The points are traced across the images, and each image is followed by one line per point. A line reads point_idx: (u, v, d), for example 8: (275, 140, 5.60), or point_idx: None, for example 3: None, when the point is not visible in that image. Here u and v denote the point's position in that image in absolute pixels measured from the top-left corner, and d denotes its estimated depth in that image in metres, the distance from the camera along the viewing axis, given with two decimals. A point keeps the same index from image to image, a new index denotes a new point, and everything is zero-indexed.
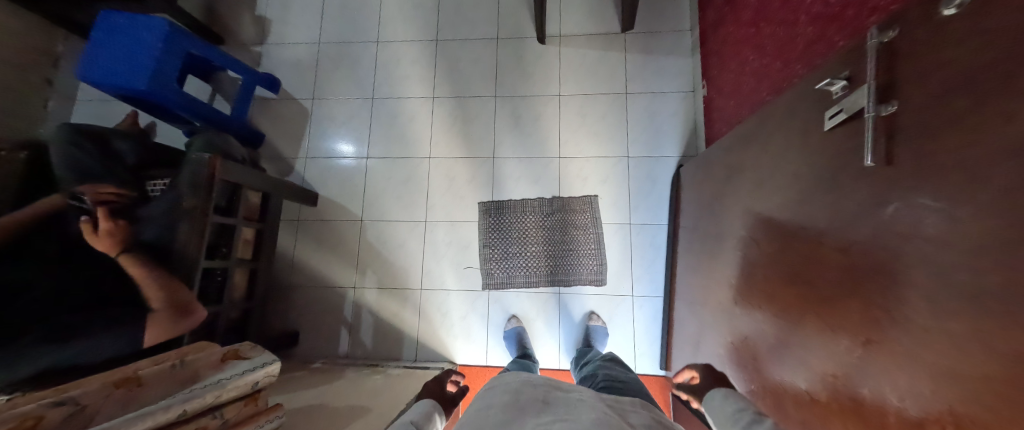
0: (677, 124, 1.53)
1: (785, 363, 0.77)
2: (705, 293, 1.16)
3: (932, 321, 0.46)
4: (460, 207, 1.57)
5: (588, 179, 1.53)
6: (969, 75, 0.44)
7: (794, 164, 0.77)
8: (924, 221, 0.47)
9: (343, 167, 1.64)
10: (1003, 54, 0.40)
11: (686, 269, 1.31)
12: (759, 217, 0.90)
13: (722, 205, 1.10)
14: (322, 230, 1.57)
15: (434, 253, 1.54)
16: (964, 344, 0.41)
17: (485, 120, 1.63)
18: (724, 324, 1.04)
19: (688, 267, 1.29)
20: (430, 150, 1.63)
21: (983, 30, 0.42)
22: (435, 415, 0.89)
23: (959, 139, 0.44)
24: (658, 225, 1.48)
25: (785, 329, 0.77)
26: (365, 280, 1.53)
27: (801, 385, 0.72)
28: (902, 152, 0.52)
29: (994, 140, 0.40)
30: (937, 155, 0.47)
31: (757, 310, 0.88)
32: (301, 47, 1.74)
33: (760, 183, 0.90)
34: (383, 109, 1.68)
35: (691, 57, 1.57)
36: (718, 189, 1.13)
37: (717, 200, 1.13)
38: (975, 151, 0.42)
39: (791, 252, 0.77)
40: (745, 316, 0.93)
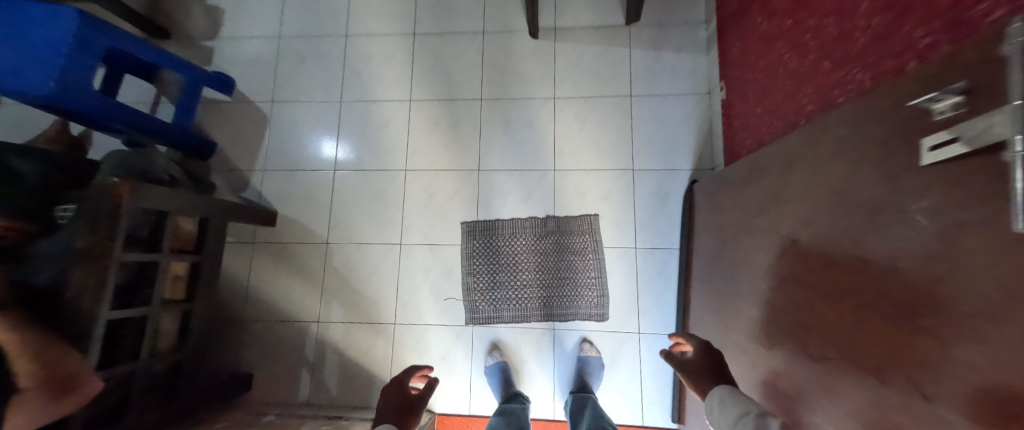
0: (690, 132, 1.32)
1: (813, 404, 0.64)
2: (727, 341, 0.97)
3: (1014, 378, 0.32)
4: (440, 228, 1.36)
5: (587, 195, 1.33)
6: None
7: (851, 203, 0.57)
8: None
9: (307, 181, 1.43)
10: None
11: (702, 304, 1.11)
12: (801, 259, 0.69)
13: (748, 238, 0.90)
14: (281, 254, 1.37)
15: (410, 280, 1.34)
16: None
17: (469, 126, 1.42)
18: (755, 385, 0.84)
19: (705, 303, 1.09)
20: (406, 161, 1.42)
21: None
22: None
23: None
24: (668, 250, 1.28)
25: (820, 374, 0.62)
26: (331, 312, 1.32)
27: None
28: None
29: None
30: None
31: (798, 379, 0.69)
32: (258, 42, 1.51)
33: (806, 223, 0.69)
34: (352, 113, 1.46)
35: (706, 54, 1.36)
36: (743, 217, 0.93)
37: (741, 231, 0.93)
38: None
39: (824, 287, 0.62)
40: (779, 380, 0.74)
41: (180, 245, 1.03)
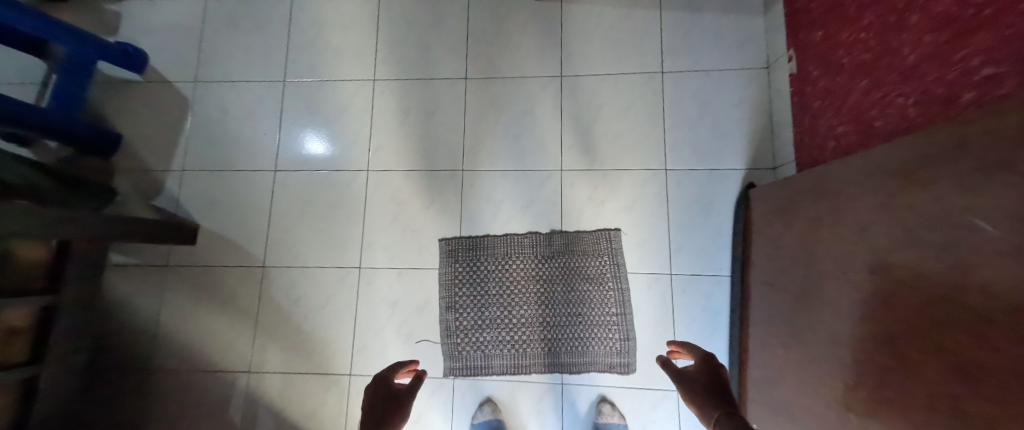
0: (743, 120, 1.00)
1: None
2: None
3: None
4: (412, 247, 1.04)
5: (605, 204, 1.01)
6: None
7: None
8: None
9: (239, 184, 1.09)
10: None
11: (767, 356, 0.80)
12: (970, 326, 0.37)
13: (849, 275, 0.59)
14: (204, 282, 1.04)
15: (371, 316, 1.02)
16: None
17: (451, 113, 1.09)
18: None
19: (771, 357, 0.78)
20: (368, 158, 1.09)
21: None
22: None
23: None
24: (715, 279, 0.95)
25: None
26: (266, 359, 1.00)
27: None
28: None
29: None
30: None
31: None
32: (179, 5, 1.17)
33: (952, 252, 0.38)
34: (299, 97, 1.13)
35: (763, 18, 1.03)
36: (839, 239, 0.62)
37: (839, 263, 0.61)
38: None
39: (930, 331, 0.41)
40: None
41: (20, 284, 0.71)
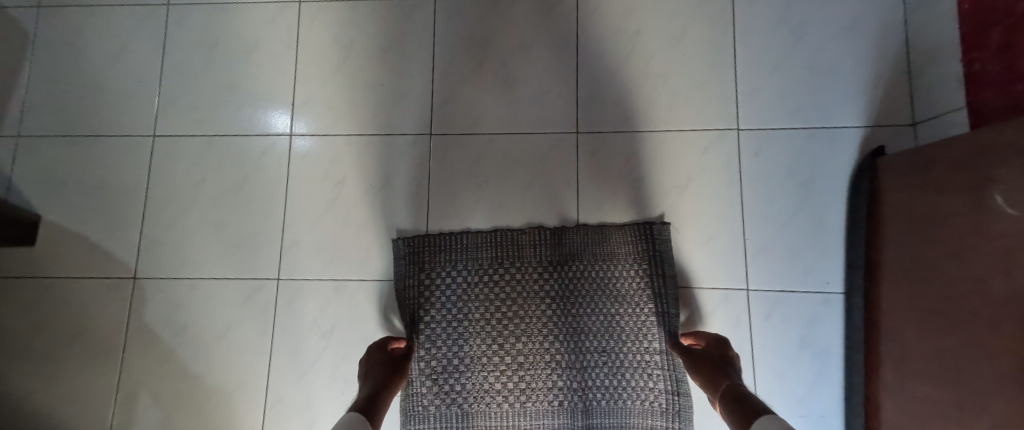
0: (858, 53, 0.65)
1: None
2: None
3: None
4: (356, 248, 0.70)
5: (645, 184, 0.66)
6: None
7: None
8: None
9: (100, 155, 0.74)
10: None
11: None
12: None
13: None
14: (47, 300, 0.70)
15: (291, 353, 0.68)
16: None
17: (413, 50, 0.74)
18: None
19: None
20: (292, 118, 0.74)
21: None
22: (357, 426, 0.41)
23: None
24: (821, 299, 0.62)
25: None
26: (133, 417, 0.67)
27: None
28: None
29: None
30: None
31: None
32: None
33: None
34: (194, 31, 0.76)
35: None
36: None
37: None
38: None
39: None
40: None
41: None
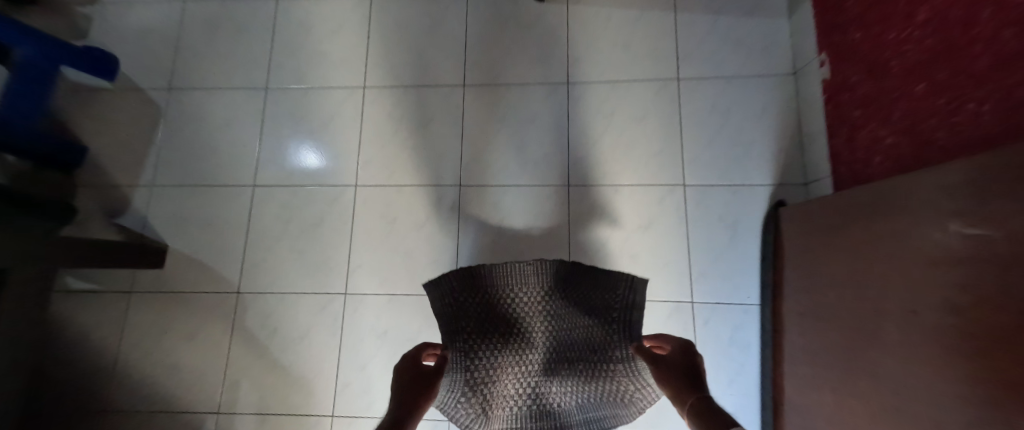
0: (768, 130, 0.91)
1: None
2: None
3: None
4: (404, 270, 0.93)
5: (617, 224, 0.91)
6: None
7: None
8: None
9: (212, 201, 0.99)
10: None
11: (805, 403, 0.69)
12: None
13: (958, 312, 0.39)
14: (170, 307, 0.94)
15: (355, 349, 0.91)
16: None
17: (446, 123, 1.00)
18: None
19: (814, 399, 0.66)
20: (356, 173, 0.99)
21: None
22: None
23: None
24: (745, 309, 0.85)
25: None
26: (236, 398, 0.89)
27: None
28: None
29: None
30: None
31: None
32: (155, 9, 1.09)
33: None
34: (284, 107, 1.03)
35: (788, 19, 0.95)
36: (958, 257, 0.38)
37: (948, 292, 0.41)
38: None
39: None
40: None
41: None
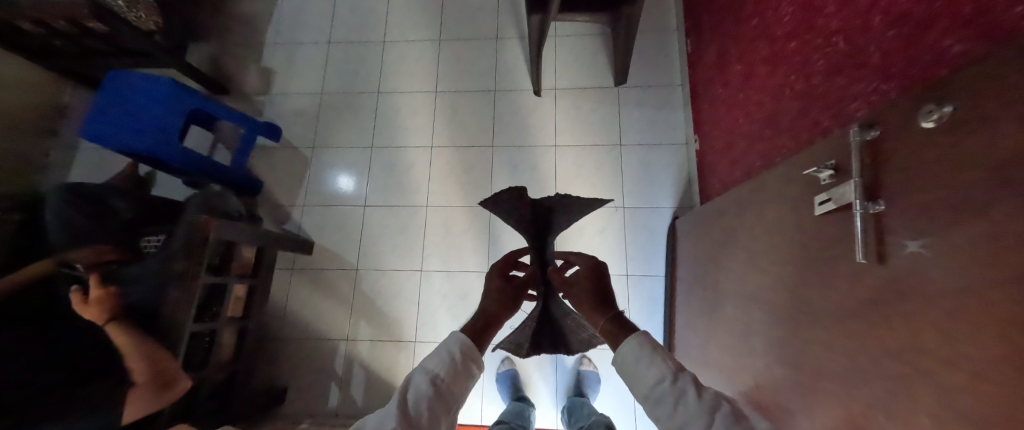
0: (672, 175, 1.56)
1: (846, 386, 0.60)
2: (713, 344, 1.10)
3: (935, 344, 0.47)
4: (457, 256, 1.55)
5: (585, 229, 1.54)
6: (978, 183, 0.42)
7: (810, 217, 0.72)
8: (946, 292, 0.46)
9: (340, 214, 1.63)
10: (1001, 168, 0.39)
11: (687, 322, 1.29)
12: (898, 296, 0.52)
13: (783, 250, 0.80)
14: (316, 277, 1.56)
15: (428, 304, 1.52)
16: (930, 364, 0.47)
17: (481, 168, 1.63)
18: (736, 365, 0.97)
19: (689, 317, 1.28)
20: (427, 198, 1.62)
21: (980, 144, 0.42)
22: (463, 361, 0.60)
23: (963, 232, 0.44)
24: (655, 277, 1.49)
25: (882, 359, 0.54)
26: (358, 330, 1.50)
27: (836, 371, 0.63)
28: (898, 233, 0.53)
29: (998, 247, 0.39)
30: (929, 241, 0.48)
31: (750, 318, 0.92)
32: (303, 98, 1.77)
33: (921, 224, 0.50)
34: (382, 158, 1.68)
35: (683, 110, 1.61)
36: (810, 221, 0.72)
37: (778, 243, 0.82)
38: (974, 251, 0.42)
39: (890, 286, 0.54)
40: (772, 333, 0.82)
41: (242, 270, 1.23)
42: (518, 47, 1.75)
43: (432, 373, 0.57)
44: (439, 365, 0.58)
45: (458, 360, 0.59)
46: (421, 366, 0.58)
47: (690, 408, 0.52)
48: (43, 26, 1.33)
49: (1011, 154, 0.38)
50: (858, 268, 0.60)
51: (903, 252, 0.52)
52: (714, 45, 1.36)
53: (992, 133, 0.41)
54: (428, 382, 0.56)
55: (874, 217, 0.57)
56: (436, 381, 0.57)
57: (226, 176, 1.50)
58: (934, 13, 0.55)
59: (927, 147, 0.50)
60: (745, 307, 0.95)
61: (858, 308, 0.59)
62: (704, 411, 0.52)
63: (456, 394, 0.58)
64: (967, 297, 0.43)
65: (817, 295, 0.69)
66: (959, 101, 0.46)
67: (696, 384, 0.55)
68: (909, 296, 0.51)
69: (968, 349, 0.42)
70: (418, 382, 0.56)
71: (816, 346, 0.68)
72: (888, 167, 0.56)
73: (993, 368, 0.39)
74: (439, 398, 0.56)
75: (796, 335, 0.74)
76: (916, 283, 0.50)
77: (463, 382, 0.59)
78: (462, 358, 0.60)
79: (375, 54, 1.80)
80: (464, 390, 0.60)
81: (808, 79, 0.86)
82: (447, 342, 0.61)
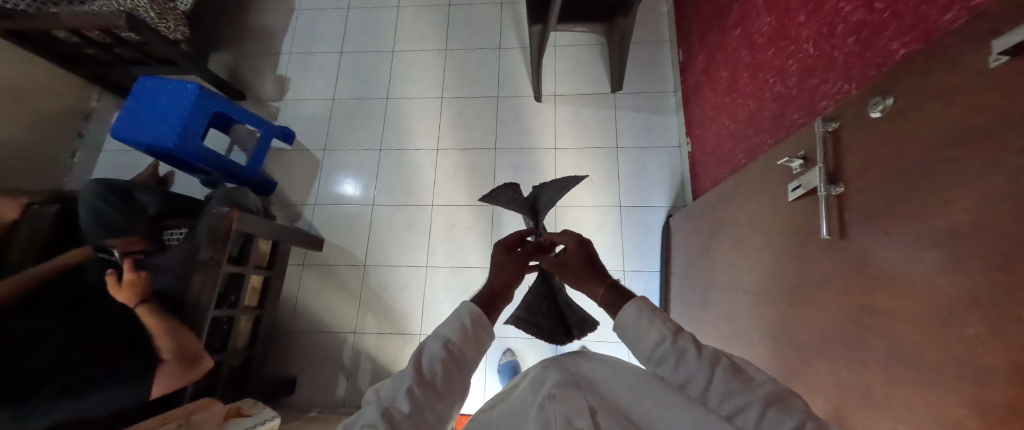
0: (666, 176, 1.64)
1: (818, 353, 0.66)
2: (704, 333, 1.16)
3: (883, 305, 0.53)
4: (461, 252, 1.62)
5: (583, 227, 1.61)
6: (913, 161, 0.49)
7: (785, 204, 0.79)
8: (890, 259, 0.52)
9: (349, 213, 1.71)
10: (934, 146, 0.46)
11: (681, 314, 1.35)
12: (856, 266, 0.59)
13: (763, 236, 0.87)
14: (326, 273, 1.63)
15: (433, 298, 1.58)
16: (882, 324, 0.53)
17: (484, 169, 1.72)
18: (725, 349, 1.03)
19: (682, 310, 1.34)
20: (433, 198, 1.70)
21: (915, 129, 0.49)
22: (475, 326, 0.62)
23: (903, 205, 0.51)
24: (651, 273, 1.56)
25: (846, 324, 0.60)
26: (366, 324, 1.57)
27: (809, 342, 0.69)
28: (855, 211, 0.60)
29: (933, 214, 0.46)
30: (877, 216, 0.55)
31: (736, 304, 0.98)
32: (316, 103, 1.87)
33: (872, 201, 0.56)
34: (391, 159, 1.77)
35: (676, 115, 1.70)
36: (784, 208, 0.80)
37: (759, 230, 0.89)
38: (913, 221, 0.49)
39: (851, 260, 0.60)
40: (755, 314, 0.88)
41: (258, 262, 1.30)
42: (520, 56, 1.85)
43: (444, 338, 0.59)
44: (450, 331, 0.60)
45: (468, 327, 0.61)
46: (435, 333, 0.60)
47: (689, 365, 0.48)
48: (78, 35, 1.43)
49: (944, 133, 0.45)
50: (827, 246, 0.66)
51: (860, 227, 0.59)
52: (703, 54, 1.46)
53: (926, 119, 0.47)
54: (440, 346, 0.58)
55: (838, 201, 0.64)
56: (448, 345, 0.59)
57: (243, 175, 1.58)
58: (880, 21, 0.64)
59: (875, 133, 0.57)
60: (731, 293, 1.01)
61: (825, 282, 0.66)
62: (705, 367, 0.48)
63: (469, 357, 0.60)
64: (910, 262, 0.49)
65: (790, 275, 0.76)
66: (899, 94, 0.53)
67: (697, 344, 0.51)
68: (864, 268, 0.57)
69: (906, 308, 0.49)
70: (431, 347, 0.58)
71: (793, 321, 0.74)
72: (847, 153, 0.63)
73: (929, 320, 0.46)
74: (452, 361, 0.58)
75: (774, 314, 0.81)
76: (870, 254, 0.56)
77: (475, 346, 0.61)
78: (472, 324, 0.62)
79: (385, 63, 1.91)
80: (475, 355, 0.62)
81: (784, 82, 0.95)
82: (457, 312, 0.62)
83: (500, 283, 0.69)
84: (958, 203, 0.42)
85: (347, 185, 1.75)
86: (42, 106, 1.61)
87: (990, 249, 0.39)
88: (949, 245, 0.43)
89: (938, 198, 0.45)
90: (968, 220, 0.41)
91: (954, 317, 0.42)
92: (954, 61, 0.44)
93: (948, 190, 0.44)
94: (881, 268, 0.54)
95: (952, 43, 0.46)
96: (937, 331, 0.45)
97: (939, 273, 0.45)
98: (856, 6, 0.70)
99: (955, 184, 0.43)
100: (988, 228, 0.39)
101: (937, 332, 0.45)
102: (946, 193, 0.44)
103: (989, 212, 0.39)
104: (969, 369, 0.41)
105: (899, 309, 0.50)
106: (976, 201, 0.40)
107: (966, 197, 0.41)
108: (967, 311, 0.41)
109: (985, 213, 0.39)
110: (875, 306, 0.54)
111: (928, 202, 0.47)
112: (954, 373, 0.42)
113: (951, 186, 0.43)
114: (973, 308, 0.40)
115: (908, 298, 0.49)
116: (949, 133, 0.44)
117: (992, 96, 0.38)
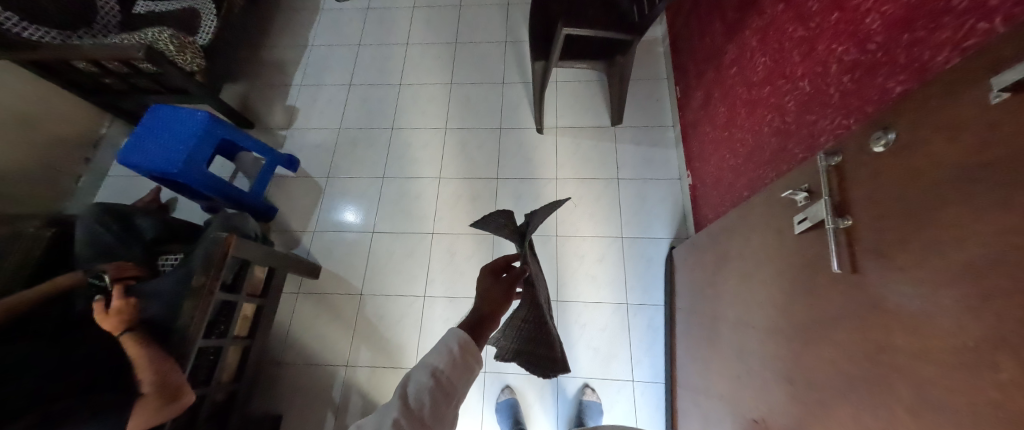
0: (667, 207, 1.64)
1: (838, 396, 0.62)
2: (713, 372, 1.11)
3: (906, 346, 0.50)
4: (460, 281, 1.59)
5: (584, 258, 1.59)
6: (926, 195, 0.48)
7: (791, 237, 0.78)
8: (906, 297, 0.51)
9: (347, 240, 1.69)
10: (944, 179, 0.45)
11: (688, 350, 1.29)
12: (875, 305, 0.56)
13: (772, 269, 0.85)
14: (320, 301, 1.59)
15: (430, 331, 1.52)
16: (907, 368, 0.50)
17: (485, 198, 1.72)
18: (736, 389, 0.97)
19: (689, 345, 1.29)
20: (433, 226, 1.69)
21: (923, 162, 0.49)
22: (466, 355, 0.59)
23: (918, 240, 0.49)
24: (654, 307, 1.52)
25: (869, 367, 0.56)
26: (358, 356, 1.50)
27: (826, 381, 0.66)
28: (866, 245, 0.58)
29: (952, 250, 0.44)
30: (889, 252, 0.54)
31: (747, 341, 0.94)
32: (322, 132, 1.92)
33: (884, 235, 0.55)
34: (392, 187, 1.78)
35: (675, 148, 1.73)
36: (791, 242, 0.79)
37: (767, 262, 0.87)
38: (927, 257, 0.48)
39: (868, 298, 0.58)
40: (767, 352, 0.84)
41: (252, 289, 1.26)
42: (523, 90, 1.92)
43: (432, 367, 0.56)
44: (438, 359, 0.57)
45: (457, 355, 0.58)
46: (422, 361, 0.57)
47: None
48: (98, 66, 1.49)
49: (954, 166, 0.44)
50: (841, 282, 0.64)
51: (874, 263, 0.57)
52: (700, 91, 1.51)
53: (934, 152, 0.47)
54: (427, 375, 0.55)
55: (848, 234, 0.63)
56: (436, 374, 0.56)
57: (244, 201, 1.58)
58: (873, 60, 0.66)
59: (881, 167, 0.57)
60: (739, 328, 0.98)
61: (838, 319, 0.64)
62: None
63: (457, 387, 0.57)
64: (932, 300, 0.47)
65: (802, 310, 0.74)
66: (903, 128, 0.53)
67: None
68: (882, 306, 0.55)
69: (934, 351, 0.46)
70: (418, 376, 0.55)
71: (807, 359, 0.71)
72: (852, 186, 0.63)
73: (956, 363, 0.43)
74: (439, 391, 0.55)
75: (788, 352, 0.77)
76: (886, 290, 0.54)
77: (463, 375, 0.58)
78: (460, 352, 0.58)
79: (392, 95, 1.97)
80: (464, 383, 0.59)
81: (781, 118, 0.97)
82: (446, 338, 0.59)
83: (487, 307, 0.67)
84: (975, 240, 0.41)
85: (348, 212, 1.75)
86: (55, 131, 1.65)
87: (1015, 287, 0.36)
88: (970, 283, 0.42)
89: (955, 233, 0.44)
90: (987, 256, 0.40)
91: (987, 359, 0.39)
92: (952, 100, 0.45)
93: (964, 225, 0.43)
94: (901, 307, 0.51)
95: (948, 82, 0.46)
96: (964, 374, 0.42)
97: (961, 313, 0.43)
98: (848, 46, 0.73)
99: (971, 219, 0.42)
100: (1010, 264, 0.37)
101: (965, 375, 0.42)
102: (963, 227, 0.43)
103: (1007, 250, 0.37)
104: (1003, 417, 0.37)
105: (927, 351, 0.47)
106: (994, 238, 0.39)
107: (984, 233, 0.40)
108: (997, 353, 0.38)
109: (1005, 248, 0.37)
110: (898, 348, 0.51)
111: (945, 237, 0.45)
112: (988, 422, 0.39)
113: (968, 221, 0.42)
114: (1001, 349, 0.38)
115: (933, 338, 0.46)
116: (960, 166, 0.43)
117: (1003, 131, 0.38)
